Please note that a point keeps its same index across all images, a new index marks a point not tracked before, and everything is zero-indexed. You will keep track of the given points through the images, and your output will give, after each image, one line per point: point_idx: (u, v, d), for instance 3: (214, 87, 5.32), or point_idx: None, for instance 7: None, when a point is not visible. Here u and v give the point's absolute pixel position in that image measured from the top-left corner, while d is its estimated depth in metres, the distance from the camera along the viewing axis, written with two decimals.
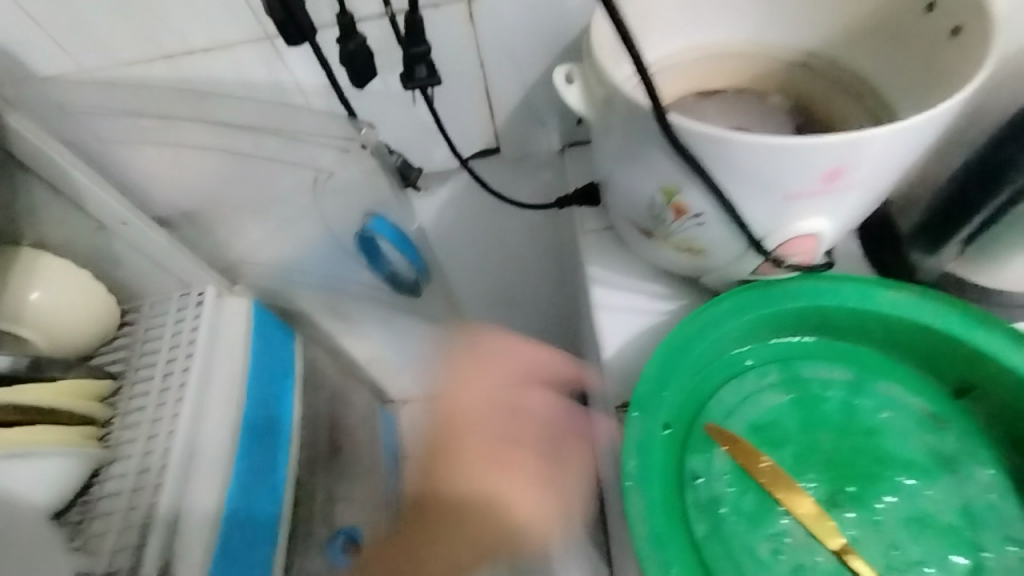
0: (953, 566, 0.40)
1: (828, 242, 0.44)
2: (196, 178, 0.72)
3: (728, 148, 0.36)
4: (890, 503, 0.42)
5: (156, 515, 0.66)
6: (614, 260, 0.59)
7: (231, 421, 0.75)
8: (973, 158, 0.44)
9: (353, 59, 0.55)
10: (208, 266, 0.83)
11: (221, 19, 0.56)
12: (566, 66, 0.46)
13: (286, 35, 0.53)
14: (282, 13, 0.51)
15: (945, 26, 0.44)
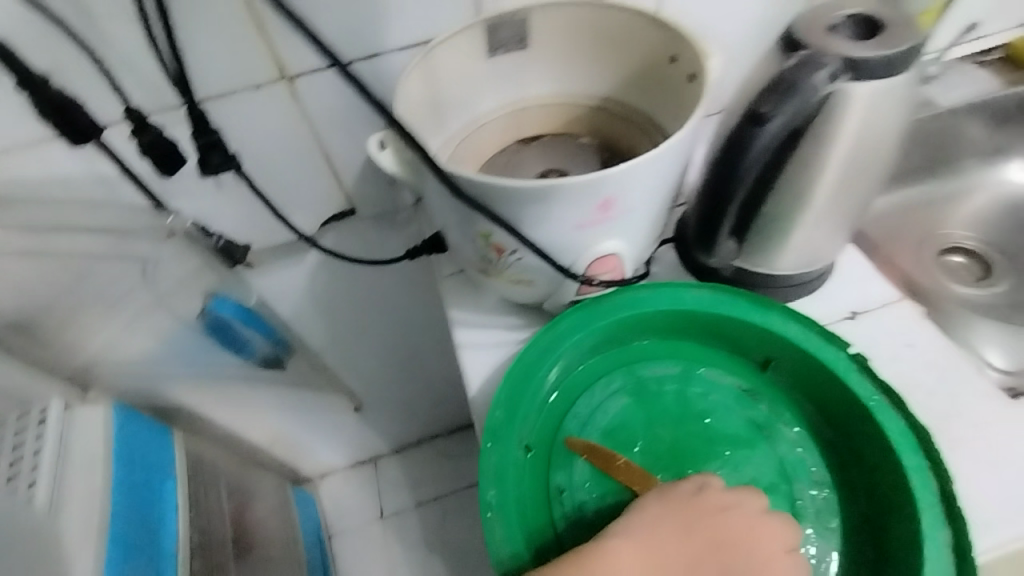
0: None
1: (630, 258, 0.50)
2: (9, 289, 0.64)
3: (507, 200, 0.42)
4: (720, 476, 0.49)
5: None
6: (471, 300, 0.62)
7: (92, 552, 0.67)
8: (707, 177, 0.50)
9: (153, 151, 0.54)
10: (51, 375, 0.75)
11: (4, 122, 0.52)
12: (379, 133, 0.48)
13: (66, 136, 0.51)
14: (59, 120, 0.50)
15: (684, 73, 0.54)
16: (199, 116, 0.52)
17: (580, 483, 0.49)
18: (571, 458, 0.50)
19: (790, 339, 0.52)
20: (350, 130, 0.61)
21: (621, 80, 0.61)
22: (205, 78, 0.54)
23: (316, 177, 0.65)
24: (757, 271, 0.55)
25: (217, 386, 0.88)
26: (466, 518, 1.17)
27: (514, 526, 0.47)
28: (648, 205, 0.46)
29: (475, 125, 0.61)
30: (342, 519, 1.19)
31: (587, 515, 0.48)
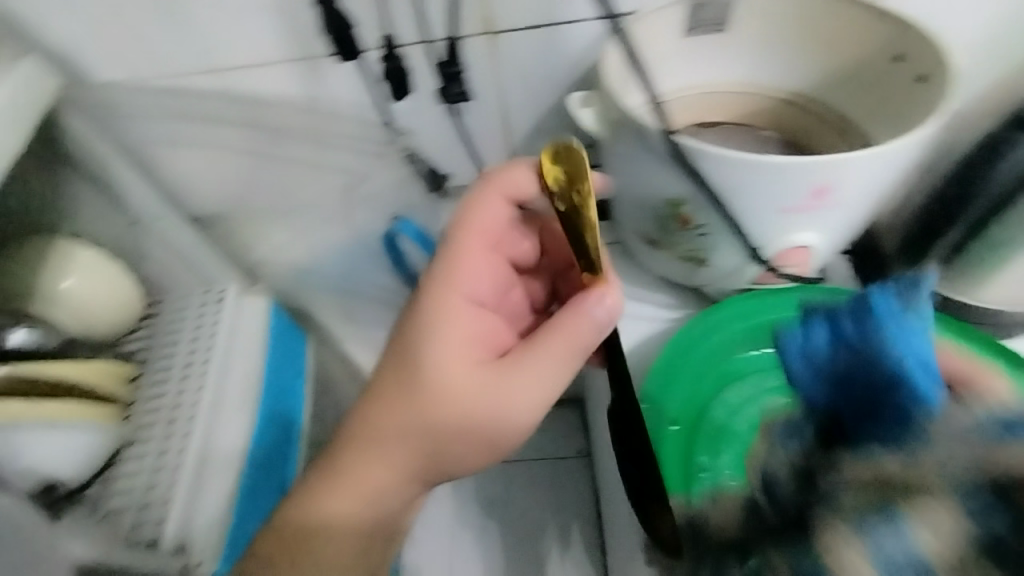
0: None
1: (819, 253, 0.49)
2: (227, 178, 0.75)
3: (726, 172, 0.42)
4: None
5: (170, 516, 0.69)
6: (624, 272, 0.63)
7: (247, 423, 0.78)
8: (941, 188, 0.57)
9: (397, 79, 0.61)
10: (232, 265, 0.86)
11: (269, 36, 0.59)
12: (581, 92, 0.51)
13: (343, 52, 0.59)
14: (336, 38, 0.57)
15: (912, 73, 0.52)
16: None
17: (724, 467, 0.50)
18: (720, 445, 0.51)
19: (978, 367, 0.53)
20: (535, 92, 0.64)
21: (825, 79, 0.58)
22: (440, 20, 0.57)
23: (489, 131, 0.69)
24: (959, 299, 0.58)
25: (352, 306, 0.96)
26: None
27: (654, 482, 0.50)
28: (860, 202, 0.44)
29: (682, 89, 0.59)
30: None
31: None
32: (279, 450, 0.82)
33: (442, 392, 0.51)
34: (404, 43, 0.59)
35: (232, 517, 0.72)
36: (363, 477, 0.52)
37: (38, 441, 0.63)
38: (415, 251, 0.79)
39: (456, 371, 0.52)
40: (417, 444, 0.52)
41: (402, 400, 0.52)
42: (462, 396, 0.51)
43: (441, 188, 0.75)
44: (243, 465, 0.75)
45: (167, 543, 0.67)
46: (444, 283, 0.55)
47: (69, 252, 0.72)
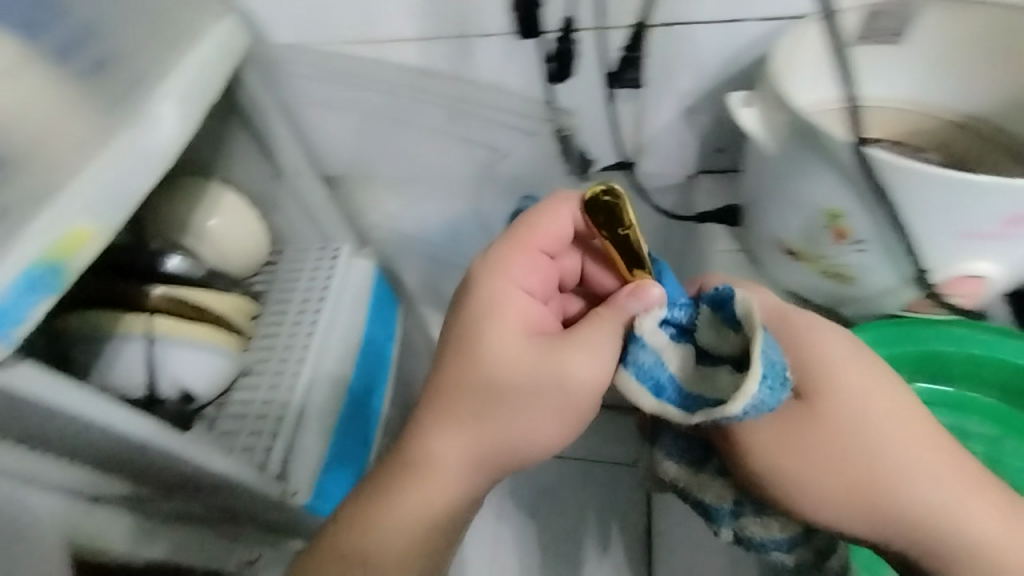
0: None
1: (995, 285, 0.47)
2: (361, 145, 0.80)
3: (912, 187, 0.41)
4: None
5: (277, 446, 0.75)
6: (744, 280, 0.62)
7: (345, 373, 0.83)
8: None
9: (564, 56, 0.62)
10: (349, 226, 0.91)
11: (437, 13, 0.62)
12: (742, 92, 0.50)
13: (524, 29, 0.60)
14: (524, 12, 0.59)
15: None
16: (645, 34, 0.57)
17: None
18: None
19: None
20: (680, 89, 0.64)
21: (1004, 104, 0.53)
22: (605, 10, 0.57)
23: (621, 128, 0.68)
24: None
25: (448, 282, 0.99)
26: None
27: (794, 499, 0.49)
28: None
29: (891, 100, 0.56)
30: None
31: None
32: (363, 410, 0.85)
33: (504, 397, 0.50)
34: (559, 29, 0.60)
35: (324, 453, 0.78)
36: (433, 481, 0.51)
37: (178, 357, 0.69)
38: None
39: (519, 371, 0.50)
40: (475, 441, 0.51)
41: (478, 411, 0.50)
42: (518, 394, 0.50)
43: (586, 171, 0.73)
44: (341, 408, 0.81)
45: (273, 469, 0.73)
46: (492, 276, 0.51)
47: (219, 194, 0.79)
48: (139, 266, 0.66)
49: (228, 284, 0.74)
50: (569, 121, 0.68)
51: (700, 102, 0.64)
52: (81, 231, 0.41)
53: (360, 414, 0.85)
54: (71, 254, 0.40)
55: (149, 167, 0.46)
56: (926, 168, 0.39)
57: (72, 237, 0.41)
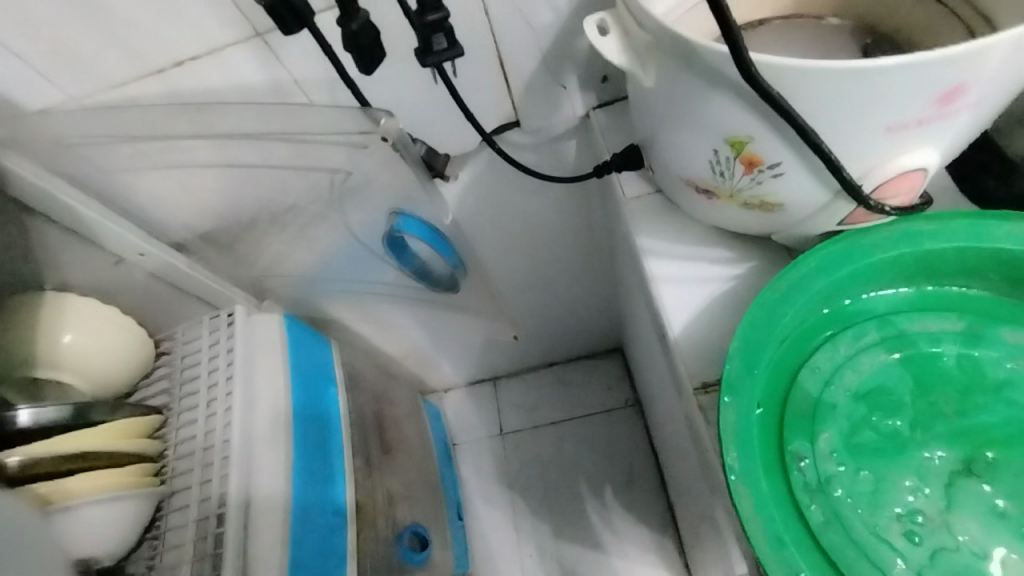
0: None
1: (930, 177, 0.38)
2: (204, 199, 0.68)
3: (800, 90, 0.31)
4: None
5: (224, 544, 0.64)
6: (663, 228, 0.54)
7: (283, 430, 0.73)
8: None
9: (358, 40, 0.49)
10: (235, 284, 0.80)
11: (205, 20, 0.51)
12: (597, 15, 0.40)
13: (279, 19, 0.48)
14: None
15: None
16: None
17: (825, 450, 0.40)
18: (815, 425, 0.41)
19: None
20: (531, 26, 0.55)
21: None
22: None
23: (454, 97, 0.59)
24: None
25: (366, 305, 0.88)
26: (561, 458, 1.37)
27: (764, 500, 0.37)
28: (992, 105, 0.34)
29: None
30: (463, 432, 1.46)
31: (836, 491, 0.39)
32: (322, 445, 0.77)
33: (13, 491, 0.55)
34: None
35: (291, 495, 0.70)
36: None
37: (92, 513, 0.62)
38: (430, 255, 0.72)
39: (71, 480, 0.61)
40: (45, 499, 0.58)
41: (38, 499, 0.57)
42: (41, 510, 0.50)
43: (440, 172, 0.65)
44: (291, 441, 0.73)
45: None
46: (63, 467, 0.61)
47: (63, 304, 0.69)
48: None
49: (107, 412, 0.67)
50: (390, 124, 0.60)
51: (559, 30, 0.55)
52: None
53: (320, 456, 0.76)
54: None
55: None
56: (796, 62, 0.30)
57: None
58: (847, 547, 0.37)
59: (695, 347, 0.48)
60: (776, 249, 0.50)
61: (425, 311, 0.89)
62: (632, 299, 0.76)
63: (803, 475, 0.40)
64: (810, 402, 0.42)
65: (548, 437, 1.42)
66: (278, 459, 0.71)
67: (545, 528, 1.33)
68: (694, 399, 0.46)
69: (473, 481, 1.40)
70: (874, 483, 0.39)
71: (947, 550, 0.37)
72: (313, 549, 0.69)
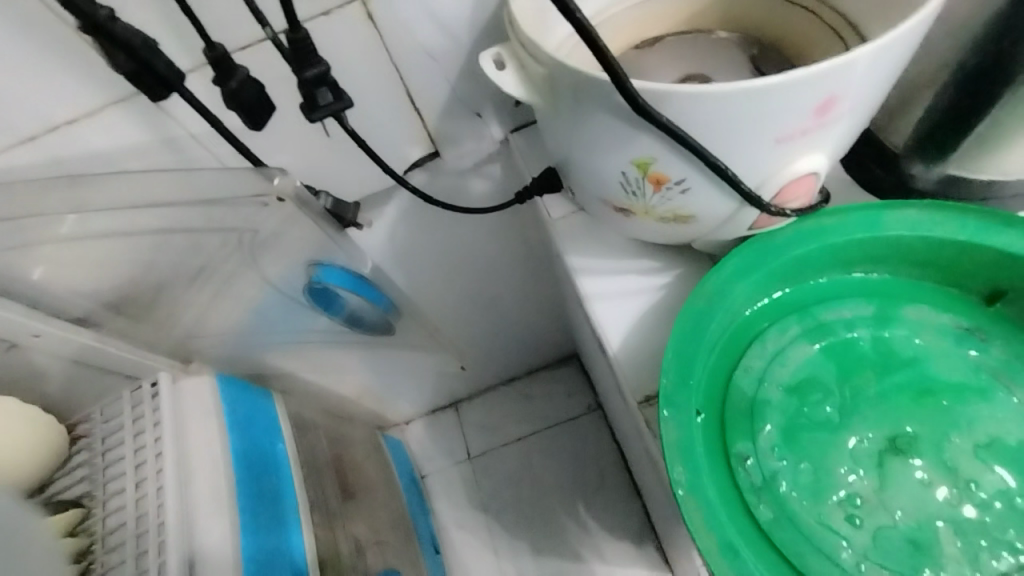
0: (1002, 480, 0.39)
1: (823, 177, 0.40)
2: (105, 267, 0.63)
3: (688, 112, 0.32)
4: (957, 438, 0.41)
5: None
6: (592, 245, 0.54)
7: (226, 502, 0.67)
8: (956, 74, 0.43)
9: (241, 98, 0.47)
10: (157, 350, 0.75)
11: (77, 83, 0.47)
12: (492, 49, 0.40)
13: (145, 87, 0.45)
14: (131, 64, 0.44)
15: None
16: (301, 41, 0.44)
17: (766, 448, 0.41)
18: (754, 424, 0.42)
19: (1015, 254, 0.43)
20: (434, 59, 0.54)
21: None
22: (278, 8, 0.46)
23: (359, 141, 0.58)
24: (974, 178, 0.46)
25: (306, 352, 0.84)
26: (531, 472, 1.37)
27: (714, 509, 0.38)
28: (864, 109, 0.36)
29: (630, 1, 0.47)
30: (430, 462, 1.42)
31: (781, 487, 0.40)
32: (274, 508, 0.72)
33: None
34: (240, 46, 0.48)
35: (244, 560, 0.64)
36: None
37: None
38: (361, 301, 0.71)
39: None
40: None
41: None
42: None
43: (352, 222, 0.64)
44: (237, 507, 0.67)
45: None
46: None
47: None
48: None
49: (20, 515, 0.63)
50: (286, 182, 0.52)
51: (463, 59, 0.55)
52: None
53: (274, 521, 0.70)
54: None
55: None
56: (680, 89, 0.31)
57: None
58: (797, 541, 0.38)
59: (636, 361, 0.48)
60: (701, 254, 0.52)
61: (370, 351, 0.86)
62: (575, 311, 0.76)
63: (749, 475, 0.41)
64: (746, 403, 0.43)
65: (516, 453, 1.40)
66: (225, 529, 0.65)
67: (524, 547, 1.31)
68: (640, 413, 0.47)
69: (445, 510, 1.37)
70: (815, 472, 0.41)
71: (887, 528, 0.39)
72: None
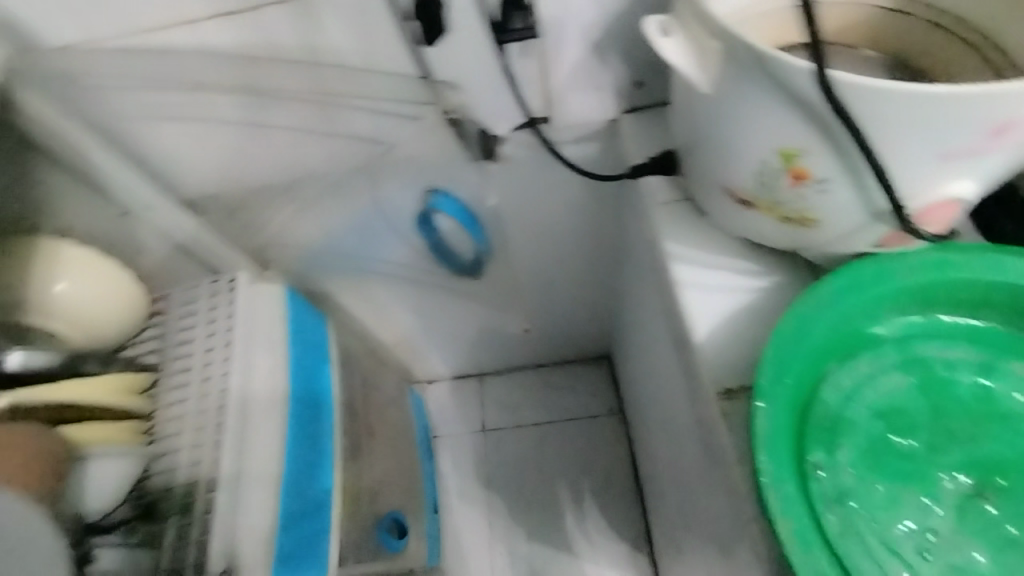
0: None
1: (966, 209, 0.40)
2: (220, 159, 0.66)
3: (866, 106, 0.33)
4: None
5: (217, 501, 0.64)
6: (691, 235, 0.54)
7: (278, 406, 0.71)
8: None
9: None
10: (239, 251, 0.78)
11: None
12: (660, 17, 0.41)
13: None
14: None
15: None
16: None
17: (843, 462, 0.42)
18: (835, 437, 0.42)
19: None
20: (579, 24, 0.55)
21: None
22: None
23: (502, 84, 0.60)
24: None
25: (368, 285, 0.86)
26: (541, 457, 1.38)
27: (792, 506, 0.38)
28: None
29: None
30: (445, 424, 1.45)
31: (853, 503, 0.40)
32: (314, 421, 0.75)
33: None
34: None
35: (285, 460, 0.69)
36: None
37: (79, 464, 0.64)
38: (453, 226, 0.75)
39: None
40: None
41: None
42: None
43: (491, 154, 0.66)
44: (286, 412, 0.71)
45: (214, 568, 0.62)
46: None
47: (58, 250, 0.65)
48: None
49: (102, 363, 0.67)
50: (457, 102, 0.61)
51: (602, 29, 0.56)
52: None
53: (312, 435, 0.74)
54: None
55: None
56: (867, 81, 0.32)
57: None
58: (864, 558, 0.39)
59: (717, 355, 0.49)
60: (800, 268, 0.51)
61: (427, 299, 0.89)
62: (639, 303, 0.77)
63: (821, 484, 0.41)
64: (831, 415, 0.43)
65: (530, 437, 1.41)
66: (275, 428, 0.70)
67: (519, 526, 1.33)
68: (716, 405, 0.47)
69: (450, 473, 1.39)
70: (890, 498, 0.41)
71: (955, 567, 0.39)
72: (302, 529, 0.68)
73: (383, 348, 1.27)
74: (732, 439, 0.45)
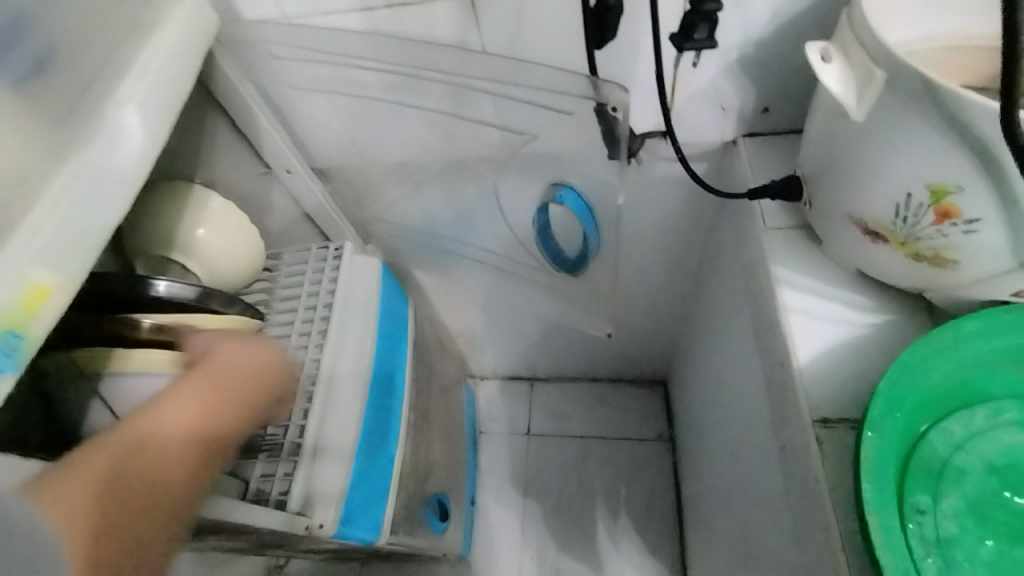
0: None
1: None
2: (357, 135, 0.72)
3: None
4: None
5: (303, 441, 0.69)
6: (802, 263, 0.54)
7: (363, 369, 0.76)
8: None
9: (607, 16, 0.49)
10: (349, 222, 0.85)
11: None
12: (820, 44, 0.43)
13: None
14: None
15: None
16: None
17: (947, 510, 0.40)
18: (941, 483, 0.41)
19: None
20: (722, 45, 0.57)
21: None
22: None
23: (639, 95, 0.62)
24: None
25: (455, 272, 0.91)
26: (582, 469, 1.38)
27: (893, 537, 0.38)
28: None
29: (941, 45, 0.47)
30: (491, 422, 1.46)
31: (956, 553, 0.39)
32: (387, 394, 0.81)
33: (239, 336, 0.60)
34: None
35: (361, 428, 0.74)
36: (130, 437, 0.44)
37: None
38: (559, 215, 0.69)
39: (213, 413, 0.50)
40: (222, 397, 0.52)
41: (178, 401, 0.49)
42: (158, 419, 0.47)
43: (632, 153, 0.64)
44: (368, 383, 0.77)
45: (293, 506, 0.67)
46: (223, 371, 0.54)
47: (205, 198, 0.72)
48: (127, 296, 0.60)
49: (224, 304, 0.66)
50: (620, 97, 0.51)
51: (741, 55, 0.57)
52: (42, 286, 0.37)
53: (382, 408, 0.79)
54: (29, 317, 0.36)
55: (120, 193, 0.42)
56: None
57: (32, 295, 0.36)
58: None
59: (819, 383, 0.48)
60: (912, 311, 0.51)
61: (507, 293, 0.92)
62: (721, 327, 0.77)
63: (921, 528, 0.40)
64: (937, 460, 0.42)
65: (573, 450, 1.40)
66: (356, 396, 0.75)
67: (552, 534, 1.32)
68: (812, 431, 0.46)
69: (490, 469, 1.40)
70: (995, 553, 0.39)
71: None
72: (368, 498, 0.74)
73: (449, 337, 1.31)
74: (828, 468, 0.45)
